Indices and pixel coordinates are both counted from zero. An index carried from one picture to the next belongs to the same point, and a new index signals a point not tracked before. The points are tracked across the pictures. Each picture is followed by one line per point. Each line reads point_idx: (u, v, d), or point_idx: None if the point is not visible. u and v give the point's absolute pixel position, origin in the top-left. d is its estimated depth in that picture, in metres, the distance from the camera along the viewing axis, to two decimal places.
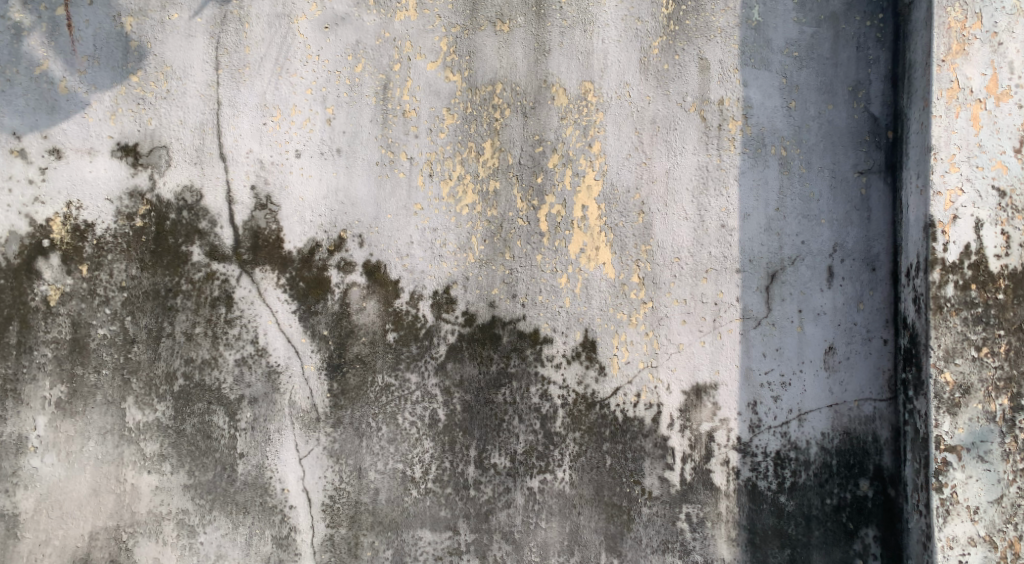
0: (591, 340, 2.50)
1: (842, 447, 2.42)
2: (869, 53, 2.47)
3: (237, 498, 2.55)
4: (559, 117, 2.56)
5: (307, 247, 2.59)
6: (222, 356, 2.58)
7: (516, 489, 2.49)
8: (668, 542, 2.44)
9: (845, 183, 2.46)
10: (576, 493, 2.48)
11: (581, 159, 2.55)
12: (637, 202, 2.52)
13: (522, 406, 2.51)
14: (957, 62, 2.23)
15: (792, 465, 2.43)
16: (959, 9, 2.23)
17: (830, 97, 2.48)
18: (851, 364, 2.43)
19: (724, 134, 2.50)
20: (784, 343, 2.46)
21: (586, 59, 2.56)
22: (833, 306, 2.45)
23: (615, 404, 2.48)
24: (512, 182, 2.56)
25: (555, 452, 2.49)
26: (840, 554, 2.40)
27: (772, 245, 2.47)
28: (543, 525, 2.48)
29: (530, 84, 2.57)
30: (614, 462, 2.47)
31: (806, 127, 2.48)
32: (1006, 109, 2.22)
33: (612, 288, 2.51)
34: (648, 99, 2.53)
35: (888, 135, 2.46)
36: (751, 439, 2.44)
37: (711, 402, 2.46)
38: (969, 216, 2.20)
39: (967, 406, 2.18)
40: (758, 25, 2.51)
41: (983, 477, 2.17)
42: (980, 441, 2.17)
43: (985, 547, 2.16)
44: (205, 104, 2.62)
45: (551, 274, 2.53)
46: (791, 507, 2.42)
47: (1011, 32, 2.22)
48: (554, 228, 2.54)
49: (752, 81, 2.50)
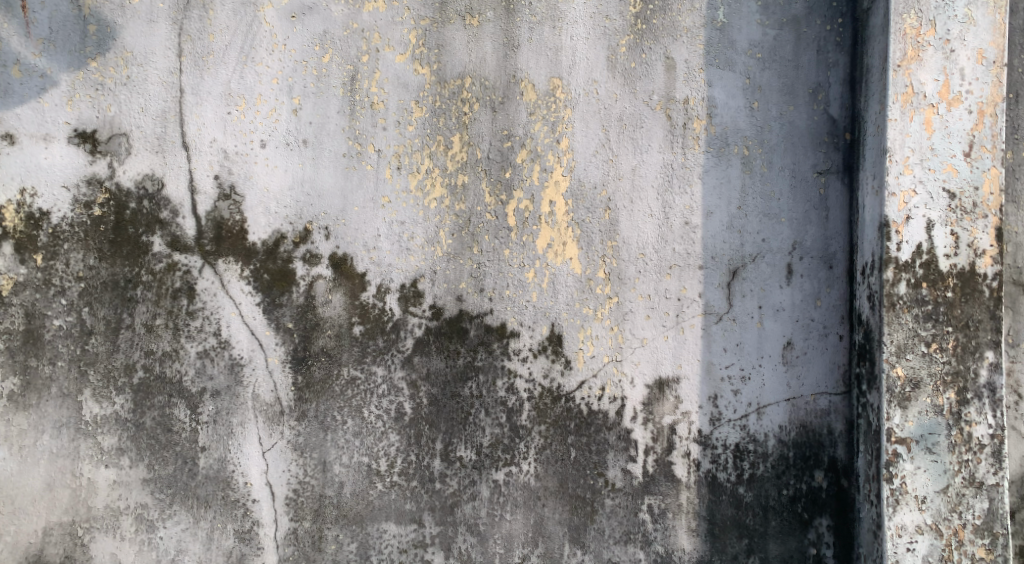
0: (558, 334, 2.53)
1: (798, 439, 2.49)
2: (829, 56, 2.54)
3: (198, 492, 2.52)
4: (527, 112, 2.57)
5: (272, 239, 2.56)
6: (183, 348, 2.54)
7: (482, 482, 2.51)
8: (629, 533, 2.49)
9: (804, 184, 2.53)
10: (541, 486, 2.50)
11: (549, 155, 2.57)
12: (604, 198, 2.55)
13: (489, 400, 2.53)
14: (912, 68, 2.30)
15: (750, 457, 2.49)
16: (915, 17, 2.30)
17: (791, 99, 2.54)
18: (807, 359, 2.50)
19: (688, 133, 2.55)
20: (744, 337, 2.52)
21: (554, 55, 2.58)
22: (792, 303, 2.52)
23: (581, 397, 2.52)
24: (481, 176, 2.57)
25: (520, 445, 2.51)
26: (795, 543, 2.48)
27: (734, 243, 2.53)
28: (508, 517, 2.50)
29: (499, 78, 2.58)
30: (579, 455, 2.51)
31: (768, 128, 2.54)
32: (957, 114, 2.29)
33: (579, 284, 2.54)
34: (615, 97, 2.56)
35: (845, 137, 2.52)
36: (712, 432, 2.50)
37: (673, 395, 2.51)
38: (922, 217, 2.27)
39: (917, 400, 2.26)
40: (723, 26, 2.56)
41: (931, 468, 2.24)
42: (928, 433, 2.25)
43: (932, 535, 2.24)
44: (167, 91, 2.57)
45: (519, 269, 2.55)
46: (749, 498, 2.49)
47: (963, 40, 2.29)
48: (522, 223, 2.56)
49: (716, 81, 2.55)
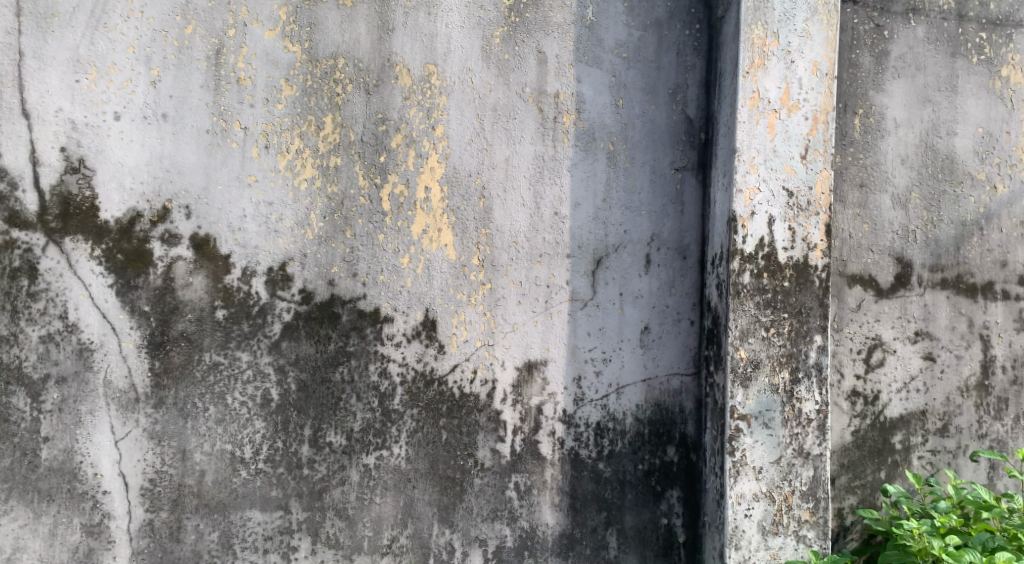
0: (431, 319, 2.56)
1: (653, 417, 2.64)
2: (687, 60, 2.71)
3: (39, 485, 2.36)
4: (402, 97, 2.57)
5: (126, 217, 2.42)
6: (24, 332, 2.37)
7: (351, 466, 2.51)
8: (496, 510, 2.57)
9: (663, 178, 2.69)
10: (411, 468, 2.54)
11: (424, 141, 2.58)
12: (478, 186, 2.60)
13: (360, 385, 2.53)
14: (758, 75, 2.50)
15: (610, 434, 2.62)
16: (761, 28, 2.50)
17: (653, 98, 2.69)
18: (662, 342, 2.66)
19: (558, 126, 2.64)
20: (606, 322, 2.65)
21: (429, 42, 2.59)
22: (650, 290, 2.67)
23: (452, 381, 2.57)
24: (354, 158, 2.54)
25: (392, 429, 2.53)
26: (648, 514, 2.61)
27: (599, 233, 2.66)
28: (377, 500, 2.52)
29: (373, 61, 2.56)
30: (449, 436, 2.56)
31: (631, 125, 2.68)
32: (796, 120, 2.51)
33: (452, 269, 2.58)
34: (489, 87, 2.61)
35: (700, 136, 2.70)
36: (575, 411, 2.61)
37: (541, 376, 2.61)
38: (764, 213, 2.48)
39: (756, 379, 2.45)
40: (592, 24, 2.67)
41: (767, 441, 2.44)
42: (765, 409, 2.44)
43: (765, 502, 2.42)
44: (5, 54, 2.39)
45: (393, 254, 2.55)
46: (608, 473, 2.61)
47: (801, 52, 2.51)
48: (396, 208, 2.56)
49: (584, 77, 2.66)
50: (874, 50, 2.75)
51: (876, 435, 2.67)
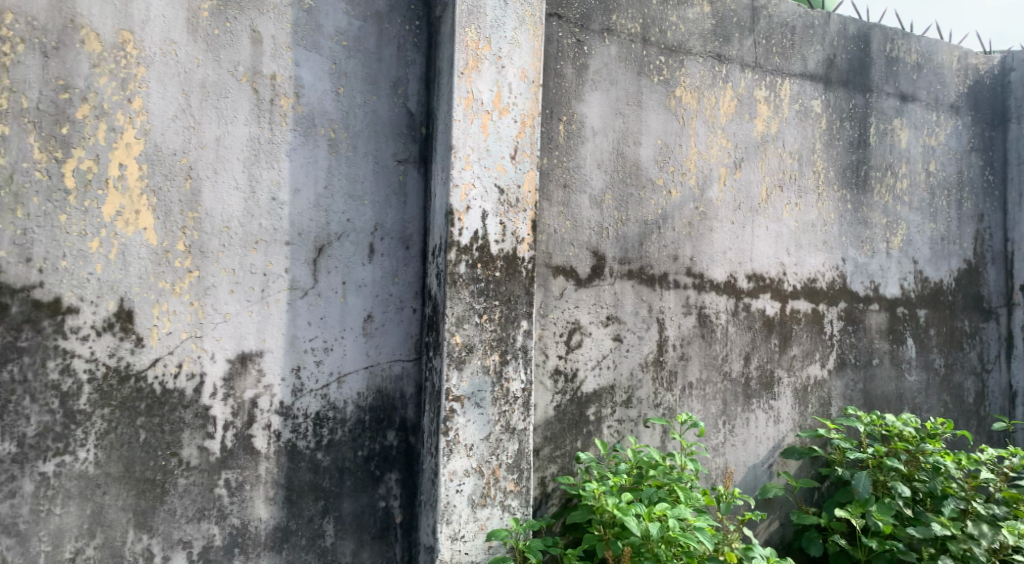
0: (127, 310, 2.35)
1: (373, 403, 2.67)
2: (407, 55, 2.77)
3: None
4: (89, 65, 2.34)
5: None
6: None
7: (24, 476, 2.23)
8: (203, 510, 2.42)
9: (384, 169, 2.72)
10: (100, 473, 2.31)
11: (118, 114, 2.36)
12: (185, 166, 2.43)
13: (35, 384, 2.25)
14: (472, 77, 2.63)
15: (329, 423, 2.60)
16: (474, 32, 2.64)
17: (374, 89, 2.72)
18: (384, 330, 2.70)
19: (275, 109, 2.56)
20: (327, 312, 2.62)
21: (123, 6, 2.38)
22: (372, 279, 2.69)
23: (153, 376, 2.38)
24: (27, 128, 2.28)
25: (76, 432, 2.29)
26: (366, 499, 2.64)
27: (319, 221, 2.62)
28: (58, 511, 2.26)
29: (51, 21, 2.31)
30: (148, 436, 2.37)
31: (352, 114, 2.68)
32: (506, 122, 2.69)
33: (153, 256, 2.39)
34: (196, 61, 2.46)
35: (420, 131, 2.78)
36: (293, 402, 2.55)
37: (256, 368, 2.51)
38: (477, 208, 2.63)
39: (470, 362, 2.58)
40: (310, 9, 2.63)
41: (477, 420, 2.58)
42: (477, 390, 2.59)
43: (475, 476, 2.56)
44: None
45: (79, 237, 2.31)
46: (326, 462, 2.60)
47: (510, 59, 2.69)
48: (83, 185, 2.32)
49: (303, 61, 2.61)
50: (576, 63, 3.05)
51: (574, 409, 2.98)
